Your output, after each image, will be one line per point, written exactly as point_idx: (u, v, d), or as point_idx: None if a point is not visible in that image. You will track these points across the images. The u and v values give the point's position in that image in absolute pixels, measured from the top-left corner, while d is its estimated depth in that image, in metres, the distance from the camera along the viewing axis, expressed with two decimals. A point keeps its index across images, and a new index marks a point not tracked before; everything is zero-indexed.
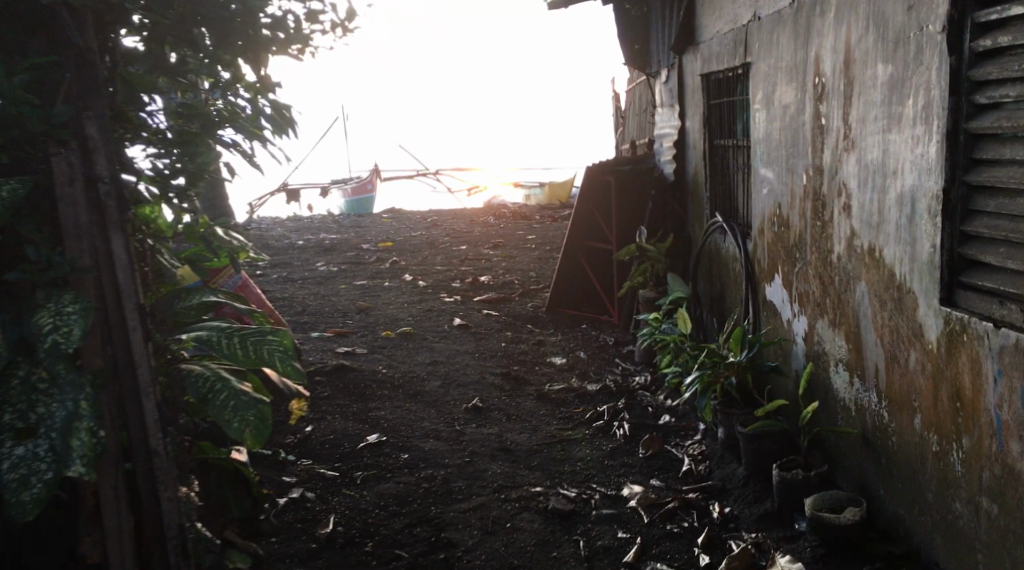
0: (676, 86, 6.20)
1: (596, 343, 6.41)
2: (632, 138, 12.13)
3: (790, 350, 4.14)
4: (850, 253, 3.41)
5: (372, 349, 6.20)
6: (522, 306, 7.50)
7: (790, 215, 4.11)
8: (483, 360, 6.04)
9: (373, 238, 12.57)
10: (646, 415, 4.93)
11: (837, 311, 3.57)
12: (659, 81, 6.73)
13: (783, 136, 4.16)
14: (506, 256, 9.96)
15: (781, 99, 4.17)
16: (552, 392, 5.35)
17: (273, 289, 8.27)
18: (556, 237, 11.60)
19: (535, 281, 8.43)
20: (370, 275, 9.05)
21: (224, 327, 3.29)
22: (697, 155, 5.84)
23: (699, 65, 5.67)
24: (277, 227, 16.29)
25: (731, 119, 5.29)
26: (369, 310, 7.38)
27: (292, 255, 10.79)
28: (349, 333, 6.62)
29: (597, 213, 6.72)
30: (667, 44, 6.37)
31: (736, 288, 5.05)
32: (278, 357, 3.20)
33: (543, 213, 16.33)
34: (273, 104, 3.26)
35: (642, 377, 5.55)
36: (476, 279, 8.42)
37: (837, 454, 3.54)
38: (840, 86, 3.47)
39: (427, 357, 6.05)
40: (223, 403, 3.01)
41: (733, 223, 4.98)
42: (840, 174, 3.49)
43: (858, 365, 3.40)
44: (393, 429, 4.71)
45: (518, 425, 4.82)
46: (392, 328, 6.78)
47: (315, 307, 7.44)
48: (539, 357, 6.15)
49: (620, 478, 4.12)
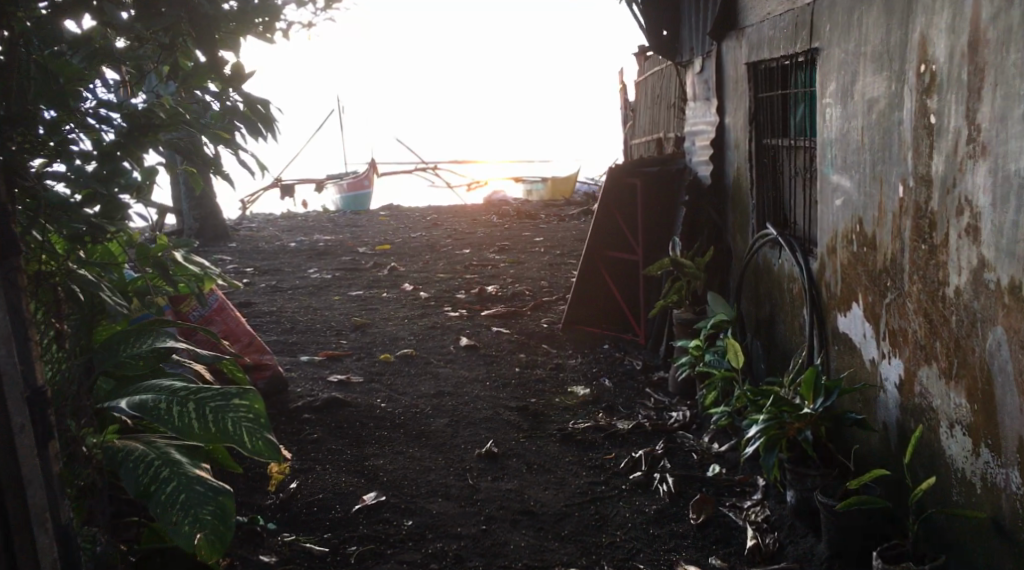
0: (713, 77, 5.46)
1: (623, 369, 5.67)
2: (647, 133, 11.40)
3: (879, 398, 3.39)
4: (978, 289, 2.67)
5: (370, 377, 5.45)
6: (536, 322, 6.76)
7: (877, 234, 3.38)
8: (495, 391, 5.29)
9: (370, 240, 11.80)
10: (691, 465, 4.20)
11: (953, 358, 2.83)
12: (692, 71, 5.98)
13: (868, 136, 3.43)
14: (513, 261, 9.22)
15: (865, 92, 3.43)
16: (577, 433, 4.62)
17: (260, 302, 7.49)
18: (566, 239, 10.84)
19: (548, 291, 7.67)
20: (366, 285, 8.30)
21: (178, 389, 2.54)
22: (740, 156, 5.10)
23: (744, 52, 4.92)
24: (270, 225, 15.49)
25: (785, 115, 4.55)
26: (366, 328, 6.62)
27: (282, 260, 10.03)
28: (344, 356, 5.87)
29: (620, 219, 5.99)
30: (702, 29, 5.62)
31: (796, 313, 4.32)
32: (246, 433, 2.45)
33: (548, 211, 15.61)
34: (242, 98, 2.54)
35: (680, 413, 4.82)
36: (483, 289, 7.68)
37: (958, 540, 2.81)
38: (962, 75, 2.72)
39: (432, 388, 5.31)
40: (169, 499, 2.28)
41: (791, 238, 4.25)
42: (960, 187, 2.75)
43: (988, 433, 2.66)
44: (394, 484, 3.97)
45: (542, 478, 4.08)
46: (391, 351, 6.03)
47: (306, 324, 6.69)
48: (559, 385, 5.41)
49: (670, 555, 3.39)
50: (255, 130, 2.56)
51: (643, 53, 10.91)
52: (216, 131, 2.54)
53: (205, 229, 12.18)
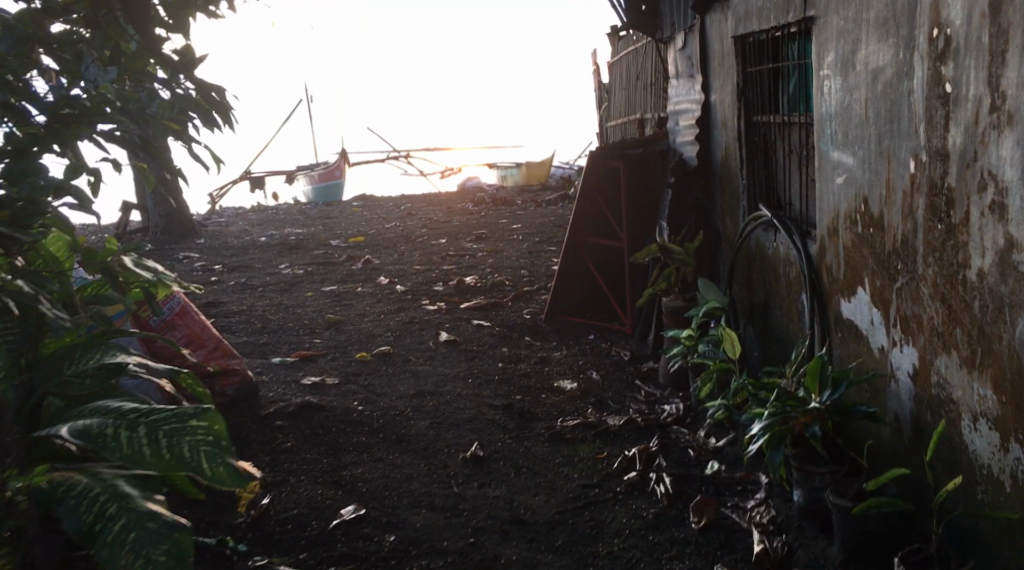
0: (697, 53, 5.22)
1: (611, 360, 5.44)
2: (623, 115, 11.17)
3: (890, 389, 3.17)
4: (1005, 272, 2.44)
5: (346, 378, 5.17)
6: (518, 313, 6.51)
7: (885, 213, 3.16)
8: (478, 388, 5.04)
9: (343, 233, 11.46)
10: (688, 462, 3.97)
11: (977, 346, 2.61)
12: (674, 48, 5.73)
13: (872, 109, 3.20)
14: (491, 250, 8.96)
15: (868, 61, 3.20)
16: (566, 432, 4.38)
17: (229, 301, 7.17)
18: (543, 226, 10.58)
19: (528, 281, 7.42)
20: (340, 279, 8.00)
21: (127, 412, 2.26)
22: (728, 135, 4.86)
23: (730, 25, 4.68)
24: (240, 220, 15.10)
25: (776, 90, 4.32)
26: (341, 325, 6.34)
27: (252, 255, 9.69)
28: (318, 356, 5.58)
29: (603, 204, 5.75)
30: (684, 3, 5.37)
31: (794, 299, 4.09)
32: (204, 459, 2.18)
33: (524, 197, 15.35)
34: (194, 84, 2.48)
35: (673, 406, 4.60)
36: (461, 281, 7.41)
37: (989, 543, 2.58)
38: (982, 38, 2.48)
39: (412, 388, 5.04)
40: (119, 537, 1.99)
41: (787, 221, 4.03)
42: (982, 160, 2.52)
43: (1017, 429, 2.43)
44: (374, 494, 3.71)
45: (531, 483, 3.84)
46: (368, 349, 5.75)
47: (277, 323, 6.39)
48: (545, 381, 5.17)
49: (672, 564, 3.17)
50: (207, 116, 2.47)
51: (616, 33, 10.65)
52: (164, 122, 2.42)
53: (172, 226, 11.80)
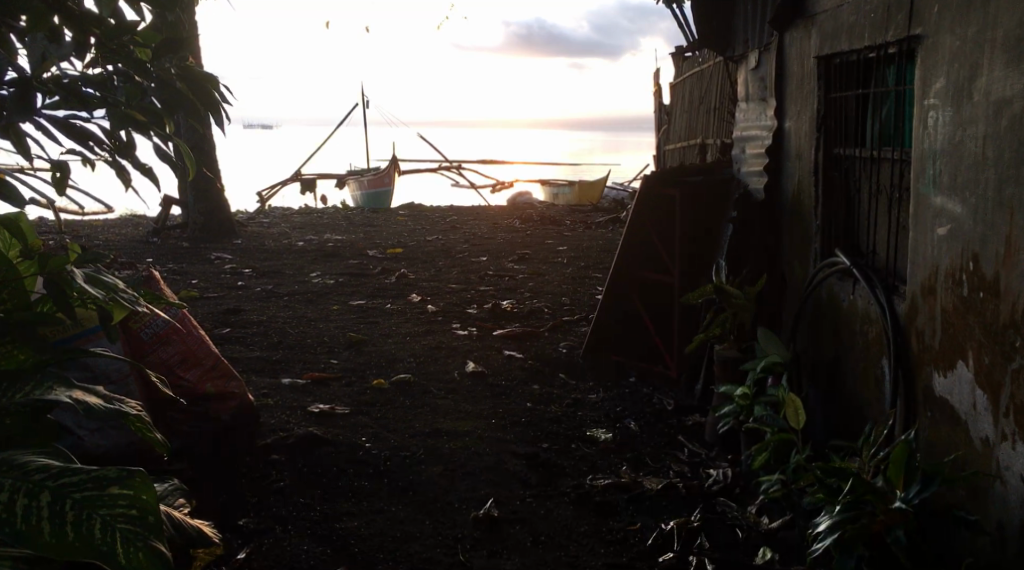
0: (772, 75, 4.68)
1: (651, 410, 4.88)
2: (683, 139, 10.63)
3: (995, 493, 2.59)
4: None
5: (357, 408, 4.70)
6: (554, 346, 5.99)
7: (1001, 276, 2.58)
8: (501, 432, 4.53)
9: (382, 242, 11.06)
10: (734, 546, 3.40)
11: None
12: (746, 68, 5.19)
13: (991, 149, 2.63)
14: (533, 273, 8.47)
15: (989, 90, 2.64)
16: (595, 494, 3.83)
17: (249, 309, 6.77)
18: (590, 249, 10.06)
19: (568, 310, 6.89)
20: (371, 293, 7.56)
21: (31, 472, 1.78)
22: (803, 168, 4.31)
23: (813, 44, 4.14)
24: (283, 221, 14.82)
25: (865, 121, 3.77)
26: (362, 345, 5.88)
27: (285, 260, 9.31)
28: (332, 380, 5.13)
29: (655, 236, 5.22)
30: (761, 18, 4.83)
31: (871, 364, 3.52)
32: (119, 544, 1.70)
33: (574, 217, 14.85)
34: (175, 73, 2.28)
35: (719, 473, 4.02)
36: (497, 305, 6.91)
37: None
38: None
39: (428, 425, 4.55)
40: None
41: (869, 273, 3.46)
42: None
43: None
44: (367, 556, 3.21)
45: (550, 557, 3.30)
46: (386, 375, 5.28)
47: (295, 338, 5.96)
48: (576, 428, 4.63)
49: None
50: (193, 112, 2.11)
51: (681, 52, 10.14)
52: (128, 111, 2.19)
53: (210, 224, 11.52)
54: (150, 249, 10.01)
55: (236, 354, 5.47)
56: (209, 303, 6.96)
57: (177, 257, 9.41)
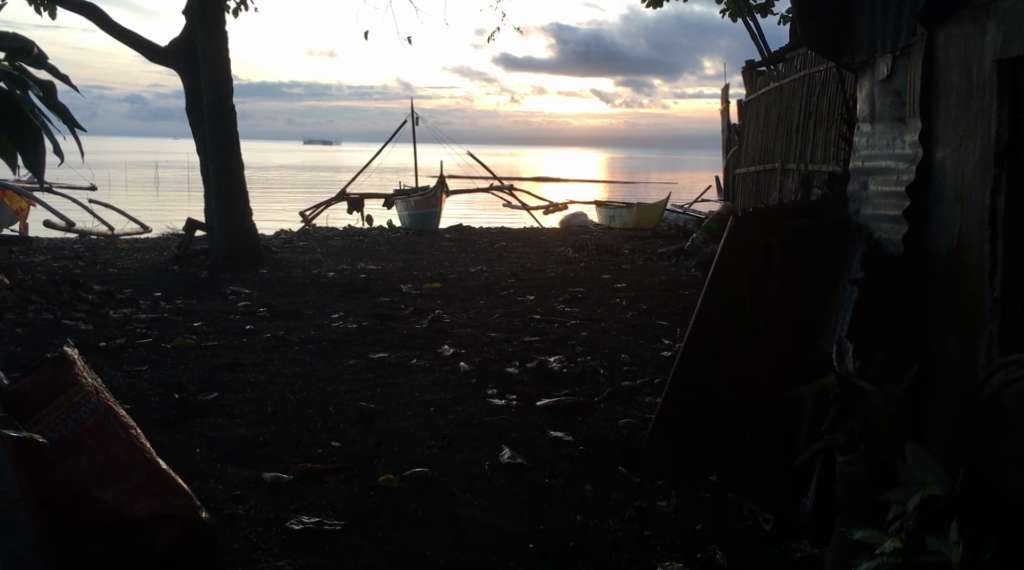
0: (917, 86, 3.46)
1: (744, 533, 3.63)
2: (759, 164, 9.36)
3: None
4: None
5: (353, 521, 3.58)
6: (612, 425, 4.78)
7: None
8: (539, 565, 3.36)
9: (420, 274, 10.00)
10: None
11: None
12: (873, 77, 3.95)
13: None
14: (585, 319, 7.29)
15: None
16: None
17: (249, 364, 5.71)
18: (651, 288, 8.85)
19: (628, 372, 5.67)
20: (395, 343, 6.46)
21: None
22: (969, 215, 3.08)
23: (993, 43, 2.93)
24: (319, 246, 13.88)
25: None
26: (373, 421, 4.75)
27: (307, 297, 8.30)
28: (327, 474, 4.01)
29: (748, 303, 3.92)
30: (902, 12, 3.61)
31: None
32: None
33: (631, 245, 13.65)
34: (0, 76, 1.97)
35: None
36: (542, 364, 5.74)
37: None
38: None
39: (443, 550, 3.42)
40: None
41: None
42: None
43: None
44: None
45: None
46: (397, 467, 4.14)
47: (293, 408, 4.88)
48: (644, 561, 3.43)
49: None
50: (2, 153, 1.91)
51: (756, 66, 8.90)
52: None
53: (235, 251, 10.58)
54: (166, 280, 9.08)
55: (214, 434, 4.39)
56: (205, 354, 5.92)
57: (190, 291, 8.45)
